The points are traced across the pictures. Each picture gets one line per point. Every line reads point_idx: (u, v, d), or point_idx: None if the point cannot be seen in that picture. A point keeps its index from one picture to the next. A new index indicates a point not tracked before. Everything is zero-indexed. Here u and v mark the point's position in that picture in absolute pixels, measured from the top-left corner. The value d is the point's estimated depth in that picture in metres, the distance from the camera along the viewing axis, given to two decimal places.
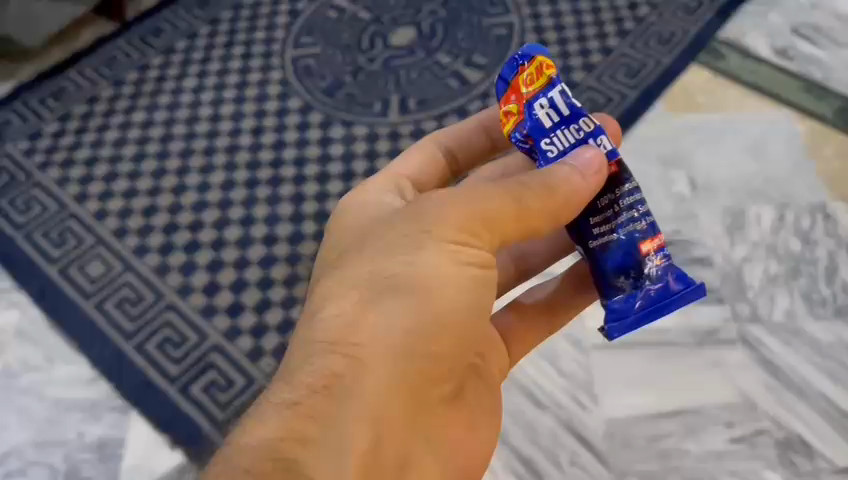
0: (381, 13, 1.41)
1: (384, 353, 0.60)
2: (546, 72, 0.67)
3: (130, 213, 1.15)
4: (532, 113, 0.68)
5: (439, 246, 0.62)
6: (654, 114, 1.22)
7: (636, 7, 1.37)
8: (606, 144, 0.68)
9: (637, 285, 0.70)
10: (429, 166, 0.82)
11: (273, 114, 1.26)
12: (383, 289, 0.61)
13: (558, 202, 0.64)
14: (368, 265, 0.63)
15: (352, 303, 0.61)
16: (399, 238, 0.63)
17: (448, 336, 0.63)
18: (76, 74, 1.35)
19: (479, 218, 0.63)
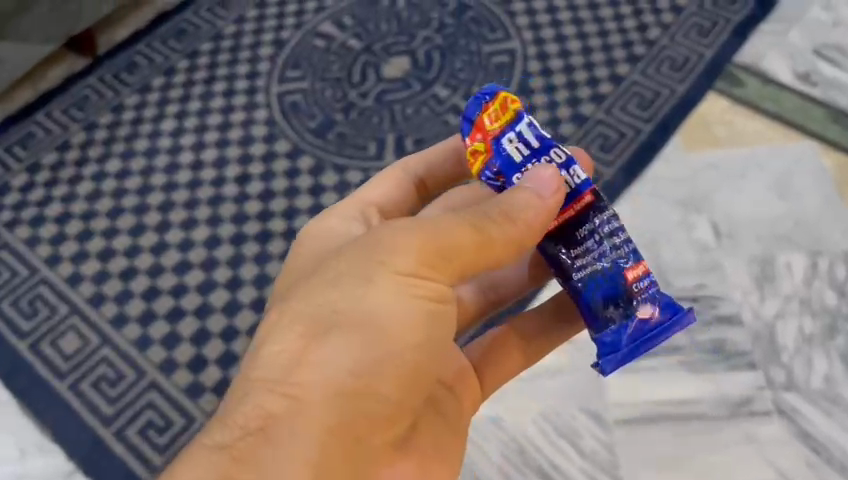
0: (373, 41, 1.31)
1: (328, 395, 0.54)
2: (512, 106, 0.63)
3: (106, 277, 1.06)
4: (502, 149, 0.62)
5: (393, 279, 0.56)
6: (668, 150, 1.12)
7: (646, 29, 1.28)
8: (579, 176, 0.63)
9: (627, 315, 0.64)
10: (397, 192, 0.75)
11: (260, 159, 1.17)
12: (331, 324, 0.56)
13: (519, 228, 0.59)
14: (316, 300, 0.57)
15: (298, 339, 0.56)
16: (351, 269, 0.57)
17: (404, 375, 0.57)
18: (44, 118, 1.25)
19: (435, 248, 0.57)
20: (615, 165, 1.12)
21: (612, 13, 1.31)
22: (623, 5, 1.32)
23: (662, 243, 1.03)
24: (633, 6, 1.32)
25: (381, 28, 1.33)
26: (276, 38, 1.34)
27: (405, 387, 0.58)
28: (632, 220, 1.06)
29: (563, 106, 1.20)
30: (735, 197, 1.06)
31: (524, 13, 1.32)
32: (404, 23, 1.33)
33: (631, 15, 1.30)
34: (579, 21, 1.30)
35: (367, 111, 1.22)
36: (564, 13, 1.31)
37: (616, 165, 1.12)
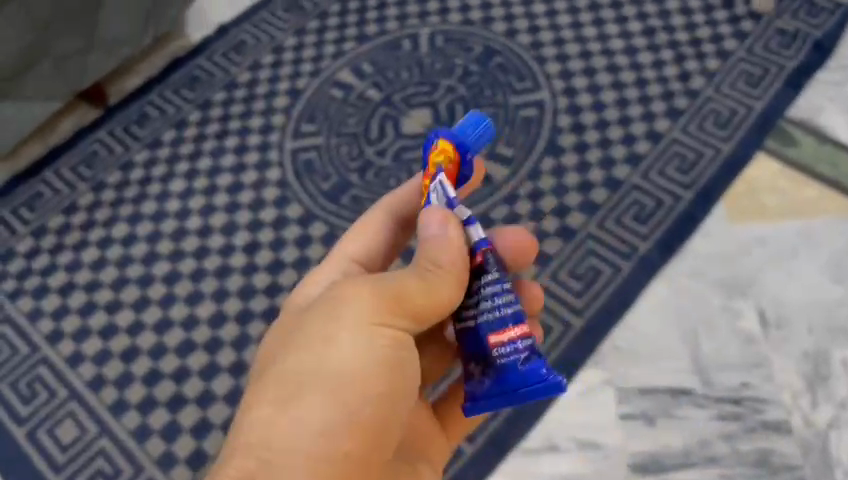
0: (393, 91, 1.24)
1: (304, 453, 0.53)
2: (435, 160, 0.63)
3: (107, 357, 1.02)
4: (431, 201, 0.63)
5: (358, 332, 0.56)
6: (711, 222, 1.02)
7: (689, 77, 1.17)
8: (472, 236, 0.60)
9: (483, 372, 0.58)
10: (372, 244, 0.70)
11: (270, 225, 1.11)
12: (296, 387, 0.54)
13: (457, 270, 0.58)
14: (283, 363, 0.56)
15: (265, 400, 0.55)
16: (311, 333, 0.56)
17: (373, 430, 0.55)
18: (52, 176, 1.21)
19: (393, 299, 0.57)
20: (651, 238, 1.02)
21: (652, 59, 1.20)
22: (665, 48, 1.21)
23: (701, 332, 0.94)
24: (676, 49, 1.21)
25: (402, 76, 1.25)
26: (292, 87, 1.27)
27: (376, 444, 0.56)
28: (668, 303, 0.97)
29: (595, 168, 1.10)
30: (785, 279, 0.96)
31: (555, 59, 1.22)
32: (427, 71, 1.25)
33: (673, 60, 1.19)
34: (615, 67, 1.20)
35: (384, 171, 1.15)
36: (599, 59, 1.21)
37: (652, 238, 1.02)
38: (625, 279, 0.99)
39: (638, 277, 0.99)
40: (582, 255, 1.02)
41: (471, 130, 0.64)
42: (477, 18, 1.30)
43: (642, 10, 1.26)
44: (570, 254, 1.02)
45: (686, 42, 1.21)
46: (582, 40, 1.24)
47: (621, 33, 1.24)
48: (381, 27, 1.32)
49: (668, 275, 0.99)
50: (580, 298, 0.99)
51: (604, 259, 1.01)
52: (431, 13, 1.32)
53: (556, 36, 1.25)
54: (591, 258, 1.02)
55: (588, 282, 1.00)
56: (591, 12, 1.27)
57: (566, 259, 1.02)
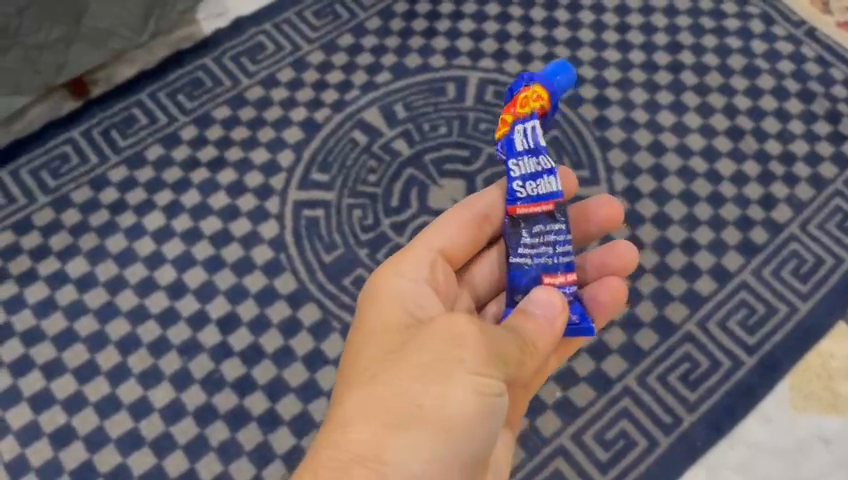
0: (425, 148, 1.03)
1: (436, 427, 0.52)
2: (533, 103, 0.62)
3: (37, 435, 0.86)
4: (513, 134, 0.62)
5: (485, 336, 0.55)
6: (771, 402, 0.86)
7: (773, 204, 0.99)
8: (551, 186, 0.61)
9: None
10: (463, 238, 0.69)
11: (255, 297, 0.94)
12: (435, 368, 0.53)
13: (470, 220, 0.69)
14: (417, 355, 0.54)
15: (389, 377, 0.54)
16: (447, 335, 0.55)
17: (471, 370, 0.53)
18: (8, 178, 1.01)
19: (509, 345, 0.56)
20: (698, 410, 0.86)
21: (732, 171, 1.01)
22: (750, 159, 1.02)
23: None
24: (763, 164, 1.02)
25: (438, 131, 1.04)
26: (308, 116, 1.06)
27: (476, 394, 0.53)
28: None
29: (647, 300, 0.93)
30: None
31: (619, 146, 1.03)
32: (469, 131, 1.04)
33: (757, 178, 1.01)
34: (689, 173, 1.01)
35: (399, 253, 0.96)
36: (672, 156, 1.03)
37: (699, 410, 0.86)
38: (660, 458, 0.84)
39: (675, 458, 0.84)
40: (613, 417, 0.86)
41: (560, 81, 0.64)
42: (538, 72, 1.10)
43: (730, 103, 1.07)
44: (599, 413, 0.87)
45: (776, 155, 1.02)
46: (655, 127, 1.05)
47: (703, 128, 1.05)
48: (423, 60, 1.11)
49: (711, 460, 0.83)
50: (604, 472, 0.84)
51: (639, 426, 0.86)
52: (484, 55, 1.11)
53: (625, 116, 1.06)
54: (624, 421, 0.86)
55: (615, 454, 0.85)
56: (670, 92, 1.08)
57: (594, 418, 0.86)
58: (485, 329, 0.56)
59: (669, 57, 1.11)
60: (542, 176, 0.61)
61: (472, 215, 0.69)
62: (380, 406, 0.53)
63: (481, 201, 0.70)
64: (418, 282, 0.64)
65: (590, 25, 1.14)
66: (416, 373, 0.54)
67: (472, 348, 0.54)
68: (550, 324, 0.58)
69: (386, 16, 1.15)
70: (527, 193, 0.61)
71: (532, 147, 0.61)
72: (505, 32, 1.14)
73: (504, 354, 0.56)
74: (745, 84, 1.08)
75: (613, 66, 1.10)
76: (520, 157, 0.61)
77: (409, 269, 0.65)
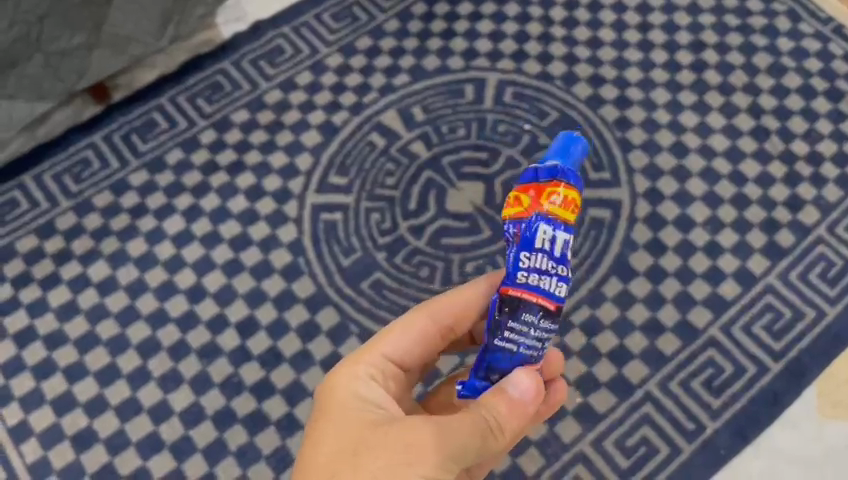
0: (444, 150, 1.03)
1: None
2: (567, 205, 0.57)
3: (59, 438, 0.87)
4: (535, 224, 0.55)
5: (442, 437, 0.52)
6: (797, 409, 0.84)
7: (799, 206, 0.97)
8: (560, 289, 0.55)
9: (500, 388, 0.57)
10: (418, 347, 0.62)
11: (273, 301, 0.94)
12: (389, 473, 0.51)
13: (429, 327, 0.63)
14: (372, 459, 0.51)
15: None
16: (405, 439, 0.52)
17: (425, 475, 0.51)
18: (31, 183, 1.02)
19: (471, 440, 0.53)
20: (721, 416, 0.85)
21: (757, 171, 0.99)
22: (775, 160, 1.00)
23: None
24: (789, 164, 1.00)
25: (457, 133, 1.04)
26: (326, 119, 1.06)
27: None
28: None
29: (668, 304, 0.91)
30: None
31: (641, 147, 1.02)
32: (487, 133, 1.03)
33: (783, 179, 0.99)
34: (712, 175, 0.99)
35: (418, 256, 0.96)
36: (695, 158, 1.01)
37: (723, 417, 0.85)
38: (682, 465, 0.83)
39: (697, 466, 0.83)
40: (635, 423, 0.85)
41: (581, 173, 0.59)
42: (558, 73, 1.08)
43: (755, 103, 1.05)
44: (620, 419, 0.85)
45: (803, 156, 1.00)
46: (677, 128, 1.03)
47: (726, 129, 1.03)
48: (441, 62, 1.10)
49: (734, 466, 0.82)
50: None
51: (661, 433, 0.85)
52: (503, 56, 1.10)
53: (647, 116, 1.04)
54: (645, 427, 0.85)
55: (636, 461, 0.84)
56: (693, 92, 1.06)
57: (614, 424, 0.85)
58: (442, 426, 0.53)
59: (691, 56, 1.09)
60: (552, 277, 0.55)
61: (433, 321, 0.63)
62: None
63: (447, 305, 0.63)
64: (368, 379, 0.59)
65: (610, 25, 1.13)
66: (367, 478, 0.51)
67: (425, 455, 0.51)
68: (524, 407, 0.55)
69: (404, 17, 1.14)
70: (531, 282, 0.54)
71: (553, 249, 0.55)
72: (525, 32, 1.12)
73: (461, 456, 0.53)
74: (771, 83, 1.06)
75: (635, 66, 1.09)
76: (537, 251, 0.55)
77: (361, 368, 0.59)
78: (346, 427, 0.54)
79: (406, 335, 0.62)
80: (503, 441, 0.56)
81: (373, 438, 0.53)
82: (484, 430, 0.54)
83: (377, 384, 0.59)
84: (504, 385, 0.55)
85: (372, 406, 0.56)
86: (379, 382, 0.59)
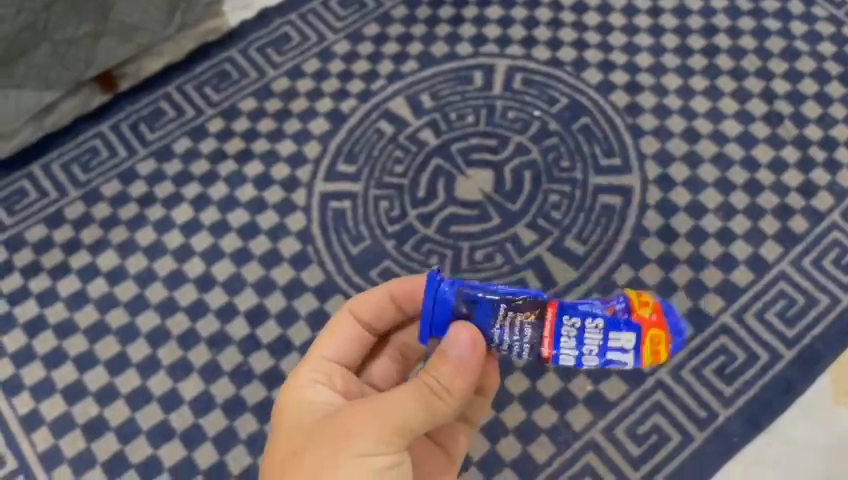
0: (453, 138, 1.02)
1: None
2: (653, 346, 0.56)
3: (70, 427, 0.88)
4: (627, 320, 0.55)
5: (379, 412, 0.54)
6: (810, 397, 0.84)
7: (813, 191, 0.95)
8: (570, 354, 0.57)
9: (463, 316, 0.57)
10: (349, 344, 0.65)
11: (283, 290, 0.94)
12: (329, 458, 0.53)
13: (356, 325, 0.66)
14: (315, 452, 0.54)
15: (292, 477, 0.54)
16: (342, 424, 0.55)
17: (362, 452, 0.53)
18: (39, 172, 1.02)
19: (412, 406, 0.55)
20: (734, 404, 0.84)
21: (770, 156, 0.98)
22: (788, 145, 0.99)
23: None
24: (802, 149, 0.98)
25: (466, 120, 1.03)
26: (334, 107, 1.06)
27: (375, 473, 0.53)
28: None
29: (680, 291, 0.90)
30: None
31: (652, 133, 1.01)
32: (496, 120, 1.03)
33: (797, 165, 0.97)
34: (724, 160, 0.98)
35: (427, 244, 0.95)
36: (706, 144, 1.00)
37: (736, 404, 0.84)
38: (695, 453, 0.82)
39: (709, 454, 0.82)
40: (646, 411, 0.85)
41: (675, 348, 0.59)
42: (567, 59, 1.07)
43: (767, 87, 1.03)
44: (631, 407, 0.85)
45: (817, 141, 0.99)
46: (689, 113, 1.02)
47: (739, 114, 1.01)
48: (450, 48, 1.09)
49: (745, 454, 0.82)
50: (637, 468, 0.82)
51: (672, 421, 0.84)
52: (512, 42, 1.09)
53: (658, 102, 1.03)
54: (657, 415, 0.84)
55: (648, 449, 0.83)
56: (705, 77, 1.05)
57: (626, 412, 0.85)
58: (378, 403, 0.55)
59: (703, 41, 1.08)
60: (578, 350, 0.56)
61: (355, 320, 0.66)
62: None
63: (365, 302, 0.66)
64: (312, 383, 0.61)
65: (621, 10, 1.11)
66: (313, 466, 0.54)
67: (364, 431, 0.54)
68: (462, 363, 0.57)
69: (412, 4, 1.13)
70: (573, 332, 0.56)
71: (607, 346, 0.56)
72: (534, 17, 1.11)
73: (405, 426, 0.55)
74: (784, 67, 1.05)
75: (645, 51, 1.07)
76: (606, 333, 0.55)
77: (306, 377, 0.61)
78: (296, 430, 0.57)
79: (343, 336, 0.65)
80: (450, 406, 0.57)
81: (317, 431, 0.56)
82: (424, 396, 0.56)
83: (324, 386, 0.61)
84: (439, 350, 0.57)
85: (316, 407, 0.59)
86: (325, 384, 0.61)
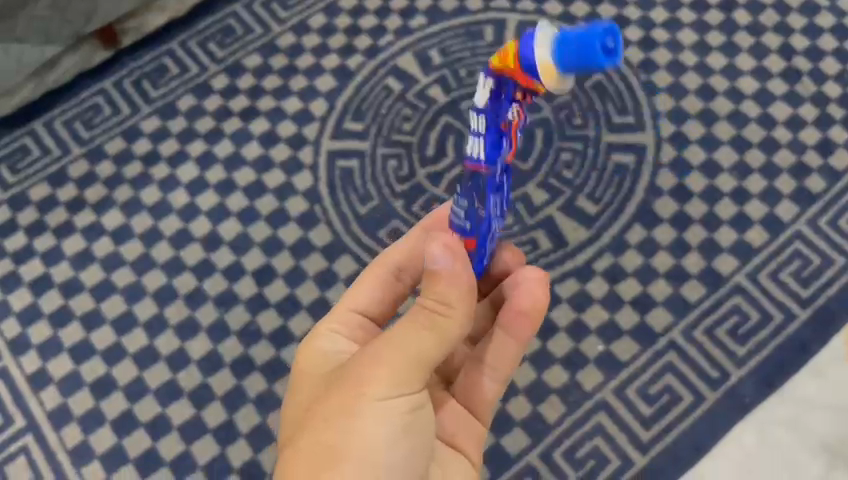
0: (462, 95, 1.00)
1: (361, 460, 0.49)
2: None
3: (79, 386, 0.87)
4: None
5: (393, 349, 0.52)
6: (824, 357, 0.83)
7: (830, 150, 0.93)
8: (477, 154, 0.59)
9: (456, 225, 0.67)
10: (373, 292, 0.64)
11: (290, 250, 0.93)
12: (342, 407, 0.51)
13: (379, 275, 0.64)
14: (328, 400, 0.52)
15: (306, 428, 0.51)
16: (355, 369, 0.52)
17: (378, 394, 0.51)
18: (41, 129, 1.00)
19: (425, 338, 0.53)
20: (746, 365, 0.83)
21: (787, 114, 0.96)
22: (806, 102, 0.96)
23: None
24: (821, 107, 0.96)
25: (475, 77, 1.00)
26: (341, 63, 1.03)
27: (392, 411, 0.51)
28: (751, 456, 0.79)
29: (693, 251, 0.89)
30: None
31: (666, 91, 0.98)
32: None
33: (814, 122, 0.95)
34: (740, 118, 0.96)
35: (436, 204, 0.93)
36: (722, 101, 0.97)
37: (748, 365, 0.83)
38: (707, 413, 0.82)
39: (722, 414, 0.81)
40: (657, 371, 0.84)
41: None
42: (580, 14, 1.04)
43: (785, 43, 1.00)
44: (642, 367, 0.84)
45: (835, 98, 0.96)
46: (704, 70, 0.99)
47: (756, 70, 0.99)
48: (460, 2, 1.06)
49: (755, 412, 0.81)
50: (648, 428, 0.82)
51: (684, 382, 0.83)
52: None
53: (673, 59, 1.00)
54: (669, 375, 0.84)
55: (659, 409, 0.83)
56: (722, 33, 1.02)
57: (638, 372, 0.84)
58: (390, 342, 0.52)
59: None
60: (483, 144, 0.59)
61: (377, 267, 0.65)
62: (302, 459, 0.50)
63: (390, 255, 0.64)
64: (333, 341, 0.61)
65: None
66: (329, 414, 0.51)
67: (379, 372, 0.51)
68: (461, 276, 0.55)
69: None
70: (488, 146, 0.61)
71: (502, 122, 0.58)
72: None
73: (420, 360, 0.52)
74: (803, 23, 1.02)
75: (661, 6, 1.04)
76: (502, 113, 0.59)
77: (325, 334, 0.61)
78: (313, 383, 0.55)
79: (368, 285, 0.64)
80: (461, 335, 0.55)
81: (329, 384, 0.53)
82: (430, 324, 0.53)
83: (342, 338, 0.62)
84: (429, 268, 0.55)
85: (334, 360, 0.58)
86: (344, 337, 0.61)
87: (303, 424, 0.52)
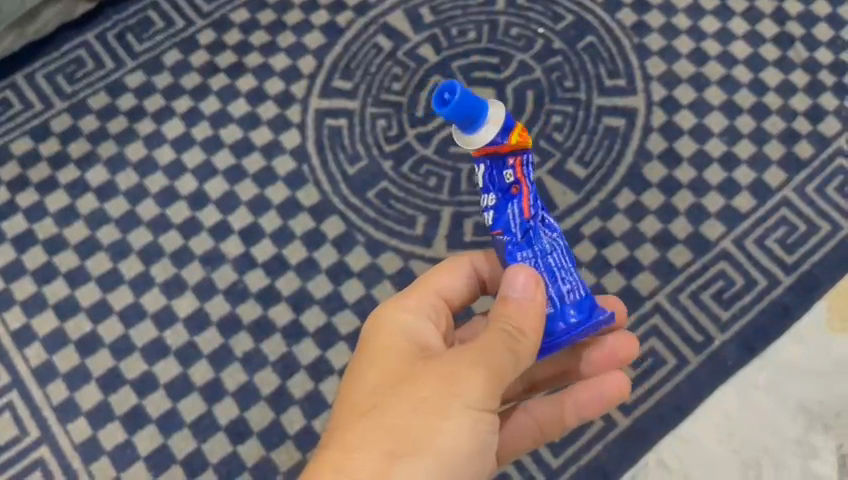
0: (454, 54, 0.98)
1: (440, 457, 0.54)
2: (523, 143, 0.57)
3: (64, 343, 0.87)
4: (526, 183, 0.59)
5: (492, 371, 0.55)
6: (806, 323, 0.84)
7: (820, 117, 0.93)
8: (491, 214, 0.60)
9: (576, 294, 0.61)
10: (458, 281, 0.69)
11: (278, 209, 0.92)
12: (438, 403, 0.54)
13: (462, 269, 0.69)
14: (423, 388, 0.55)
15: (393, 402, 0.54)
16: (454, 372, 0.55)
17: (471, 407, 0.55)
18: (23, 82, 0.98)
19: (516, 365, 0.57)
20: (729, 330, 0.84)
21: (779, 81, 0.95)
22: (798, 68, 0.96)
23: (764, 464, 0.79)
24: (812, 73, 0.96)
25: (467, 37, 0.99)
26: (330, 20, 1.01)
27: (473, 424, 0.55)
28: (730, 418, 0.81)
29: (681, 216, 0.89)
30: None
31: (659, 55, 0.97)
32: (499, 36, 0.99)
33: (806, 88, 0.95)
34: (731, 83, 0.96)
35: (425, 165, 0.92)
36: (714, 66, 0.97)
37: (732, 329, 0.84)
38: (689, 377, 0.83)
39: (706, 377, 0.83)
40: (642, 335, 0.85)
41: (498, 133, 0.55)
42: None
43: (780, 8, 0.99)
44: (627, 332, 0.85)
45: (828, 65, 0.96)
46: (697, 34, 0.99)
47: (748, 35, 0.98)
48: None
49: (736, 375, 0.82)
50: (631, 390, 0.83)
51: (667, 344, 0.84)
52: None
53: (666, 22, 0.99)
54: (653, 338, 0.85)
55: (642, 373, 0.84)
56: None
57: None
58: (489, 359, 0.56)
59: None
60: (493, 197, 0.59)
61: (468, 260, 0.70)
62: (381, 433, 0.53)
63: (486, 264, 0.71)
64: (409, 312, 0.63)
65: None
66: (421, 403, 0.54)
67: (474, 384, 0.55)
68: (533, 307, 0.58)
69: None
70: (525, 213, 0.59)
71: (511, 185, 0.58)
72: None
73: (501, 376, 0.56)
74: None
75: None
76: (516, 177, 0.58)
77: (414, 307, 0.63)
78: (398, 357, 0.58)
79: (460, 272, 0.69)
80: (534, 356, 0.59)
81: (422, 370, 0.56)
82: (515, 347, 0.57)
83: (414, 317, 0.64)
84: (520, 294, 0.57)
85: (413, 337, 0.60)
86: (428, 317, 0.63)
87: (385, 398, 0.55)
